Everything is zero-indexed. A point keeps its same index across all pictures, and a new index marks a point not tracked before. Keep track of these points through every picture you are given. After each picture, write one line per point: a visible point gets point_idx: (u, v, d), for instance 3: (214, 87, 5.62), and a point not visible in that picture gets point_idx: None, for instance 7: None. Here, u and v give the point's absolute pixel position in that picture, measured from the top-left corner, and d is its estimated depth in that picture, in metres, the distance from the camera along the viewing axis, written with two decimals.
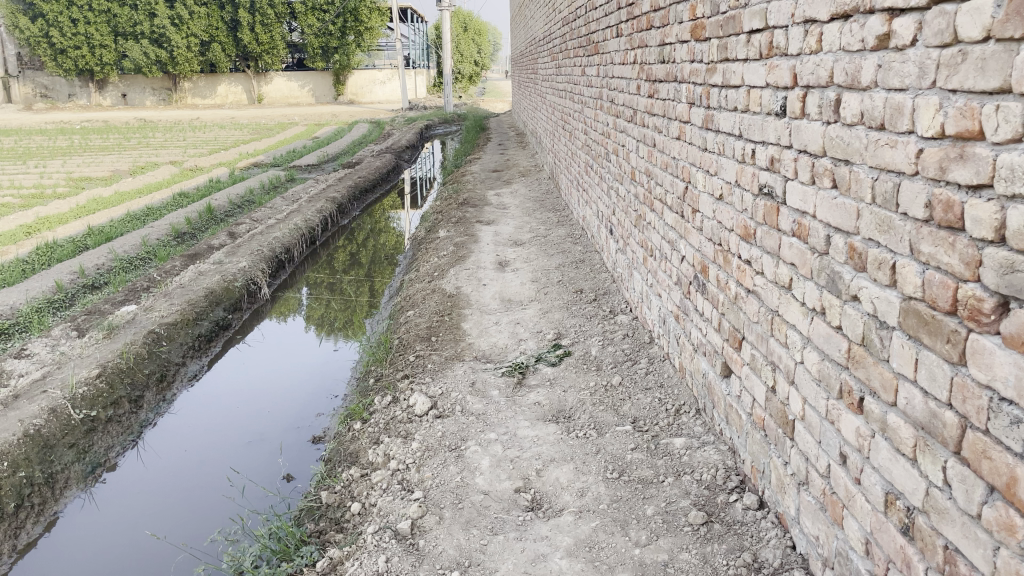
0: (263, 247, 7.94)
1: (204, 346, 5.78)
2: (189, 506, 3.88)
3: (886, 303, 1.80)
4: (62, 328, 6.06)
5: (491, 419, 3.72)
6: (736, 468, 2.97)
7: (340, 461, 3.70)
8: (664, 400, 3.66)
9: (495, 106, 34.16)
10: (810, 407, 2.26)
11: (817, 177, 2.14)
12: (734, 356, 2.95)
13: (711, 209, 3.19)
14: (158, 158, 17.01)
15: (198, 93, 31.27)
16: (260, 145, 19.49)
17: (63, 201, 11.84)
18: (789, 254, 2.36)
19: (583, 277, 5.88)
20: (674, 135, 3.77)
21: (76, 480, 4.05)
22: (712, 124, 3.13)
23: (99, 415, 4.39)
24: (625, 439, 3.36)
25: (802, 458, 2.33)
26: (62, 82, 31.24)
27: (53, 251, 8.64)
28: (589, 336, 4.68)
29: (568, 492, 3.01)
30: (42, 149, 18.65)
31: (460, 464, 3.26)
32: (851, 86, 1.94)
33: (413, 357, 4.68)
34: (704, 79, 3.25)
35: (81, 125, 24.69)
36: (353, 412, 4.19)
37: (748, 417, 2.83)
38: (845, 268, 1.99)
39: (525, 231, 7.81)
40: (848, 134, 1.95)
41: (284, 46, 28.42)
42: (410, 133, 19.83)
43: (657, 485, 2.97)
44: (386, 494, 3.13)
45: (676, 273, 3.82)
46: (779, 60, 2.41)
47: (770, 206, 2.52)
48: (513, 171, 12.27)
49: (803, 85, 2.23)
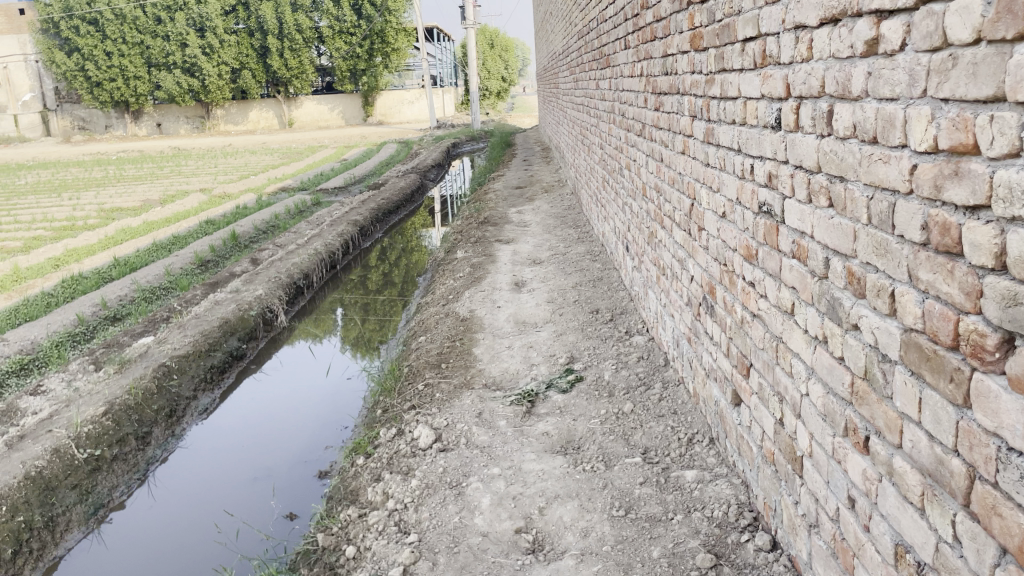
0: (282, 274, 7.91)
1: (217, 378, 5.71)
2: (188, 548, 3.78)
3: (887, 335, 1.62)
4: (80, 362, 6.05)
5: (496, 452, 3.57)
6: (749, 504, 2.78)
7: (340, 500, 3.57)
8: (677, 429, 3.48)
9: (524, 122, 34.14)
10: (816, 444, 2.07)
11: (814, 195, 1.97)
12: (743, 385, 2.77)
13: (715, 228, 3.02)
14: (189, 186, 17.24)
15: (231, 120, 31.75)
16: (289, 169, 19.68)
17: (94, 232, 12.00)
18: (789, 277, 2.19)
19: (599, 296, 5.71)
20: (679, 150, 3.60)
21: (78, 523, 3.98)
22: (713, 137, 2.97)
23: (104, 454, 4.34)
24: (634, 472, 3.19)
25: (811, 498, 2.14)
26: (100, 114, 31.95)
27: (78, 284, 8.71)
28: (602, 359, 4.51)
29: (571, 532, 2.85)
30: (78, 180, 19.02)
31: (460, 503, 3.12)
32: (843, 96, 1.77)
33: (421, 387, 4.56)
34: (704, 91, 3.08)
35: (117, 155, 25.20)
36: (358, 447, 4.08)
37: (759, 450, 2.64)
38: (845, 295, 1.82)
39: (544, 249, 7.67)
40: (842, 148, 1.78)
41: (313, 71, 28.76)
42: (436, 152, 19.84)
43: (664, 523, 2.80)
44: (381, 537, 3.02)
45: (686, 293, 3.64)
46: (772, 70, 2.24)
47: (770, 225, 2.34)
48: (537, 188, 12.15)
49: (796, 96, 2.06)
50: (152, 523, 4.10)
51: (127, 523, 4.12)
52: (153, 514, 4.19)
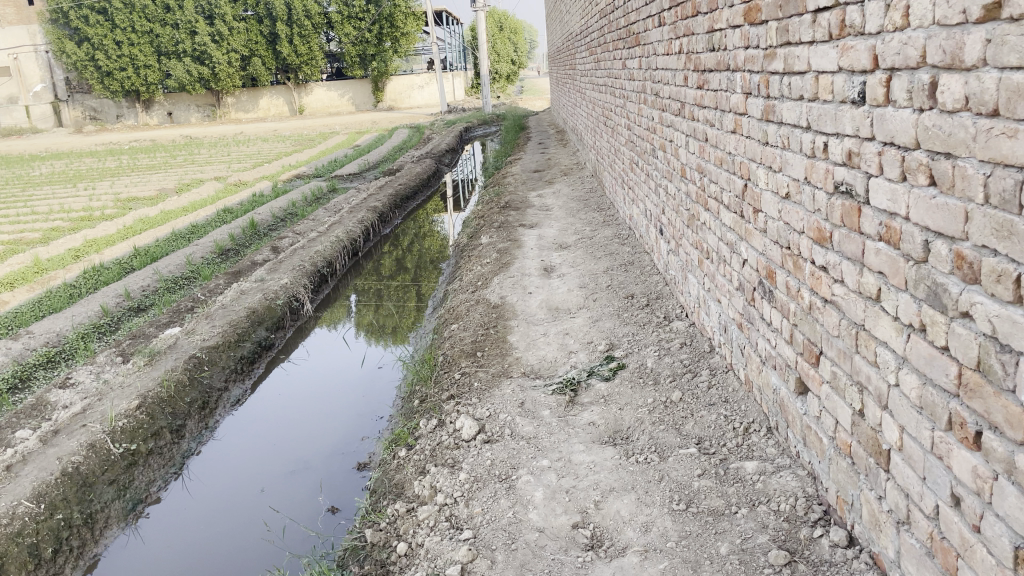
0: (305, 262, 7.81)
1: (247, 368, 5.64)
2: (229, 543, 3.70)
3: (1009, 323, 1.51)
4: (107, 355, 5.98)
5: (543, 443, 3.47)
6: (818, 497, 2.67)
7: (384, 493, 3.49)
8: (731, 417, 3.37)
9: (536, 104, 33.93)
10: (909, 437, 1.96)
11: (910, 174, 1.85)
12: (811, 373, 2.65)
13: (776, 210, 2.90)
14: (203, 174, 17.14)
15: (242, 108, 31.63)
16: (303, 156, 19.56)
17: (111, 223, 11.92)
18: (875, 261, 2.07)
19: (633, 280, 5.59)
20: (729, 129, 3.47)
21: (116, 519, 3.92)
22: (773, 114, 2.84)
23: (140, 448, 4.27)
24: (690, 464, 3.08)
25: (901, 494, 2.03)
26: (111, 104, 31.82)
27: (99, 275, 8.65)
28: (643, 346, 4.39)
29: (631, 527, 2.75)
30: (92, 171, 18.97)
31: (512, 498, 3.03)
32: (951, 66, 1.65)
33: (458, 375, 4.46)
34: (761, 67, 2.95)
35: (129, 145, 25.15)
36: (398, 438, 3.99)
37: (831, 441, 2.53)
38: (951, 280, 1.70)
39: (570, 233, 7.55)
40: (950, 123, 1.67)
41: (322, 57, 28.58)
42: (449, 137, 19.65)
43: (729, 517, 2.69)
44: (433, 534, 2.93)
45: (737, 278, 3.52)
46: (853, 41, 2.12)
47: (849, 206, 2.22)
48: (555, 170, 12.00)
49: (886, 68, 1.94)
50: (191, 516, 4.04)
51: (165, 517, 4.06)
52: (191, 508, 4.12)
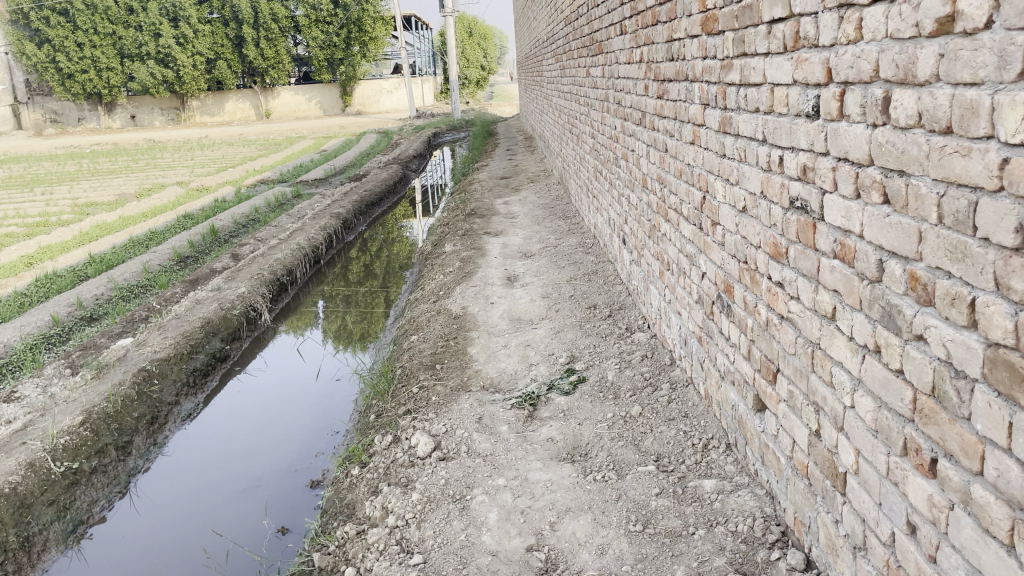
0: (264, 270, 7.65)
1: (200, 381, 5.48)
2: (172, 567, 3.56)
3: (964, 348, 1.46)
4: (55, 367, 5.78)
5: (500, 461, 3.38)
6: (776, 517, 2.61)
7: (335, 514, 3.38)
8: (690, 433, 3.31)
9: (504, 110, 33.96)
10: (865, 461, 1.91)
11: (864, 191, 1.80)
12: (769, 391, 2.60)
13: (733, 223, 2.84)
14: (165, 179, 16.82)
15: (207, 111, 31.17)
16: (268, 161, 19.30)
17: (67, 229, 11.62)
18: (830, 279, 2.01)
19: (596, 290, 5.53)
20: (687, 140, 3.41)
21: (56, 542, 3.76)
22: (730, 126, 2.79)
23: (82, 467, 4.11)
24: (648, 482, 3.01)
25: (857, 520, 1.98)
26: (72, 106, 31.10)
27: (52, 283, 8.39)
28: (604, 358, 4.33)
29: (586, 549, 2.68)
30: (51, 175, 18.51)
31: (466, 519, 2.93)
32: (904, 81, 1.60)
33: (416, 390, 4.36)
34: (718, 77, 2.89)
35: (90, 148, 24.64)
36: (352, 455, 3.88)
37: (788, 461, 2.48)
38: (905, 301, 1.65)
39: (534, 241, 7.48)
40: (903, 140, 1.62)
41: (289, 61, 28.30)
42: (417, 142, 19.51)
43: (686, 539, 2.63)
44: (383, 558, 2.83)
45: (697, 291, 3.46)
46: (808, 53, 2.06)
47: (804, 222, 2.17)
48: (522, 177, 11.95)
49: (840, 82, 1.88)
50: (136, 537, 3.89)
51: (109, 538, 3.91)
52: (137, 527, 3.98)
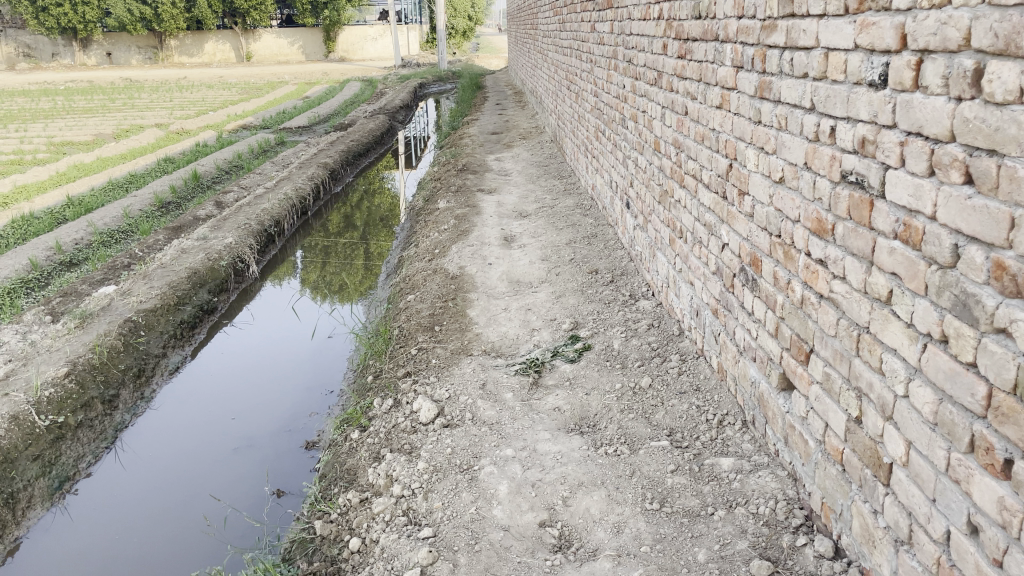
0: (251, 220, 7.42)
1: (188, 334, 5.32)
2: (163, 529, 3.43)
3: None
4: (35, 314, 5.57)
5: (506, 430, 3.28)
6: (799, 500, 2.54)
7: (335, 480, 3.27)
8: (703, 408, 3.22)
9: (489, 63, 33.54)
10: (918, 453, 1.81)
11: (940, 169, 1.68)
12: (799, 371, 2.50)
13: (766, 194, 2.72)
14: (143, 120, 16.30)
15: (185, 52, 30.23)
16: (250, 105, 18.81)
17: (43, 168, 11.24)
18: (889, 261, 1.90)
19: (597, 254, 5.41)
20: (714, 104, 3.27)
21: (41, 499, 3.63)
22: (769, 92, 2.65)
23: (68, 421, 3.96)
24: (663, 458, 2.92)
25: (902, 513, 1.90)
26: (45, 40, 29.86)
27: (29, 225, 8.10)
28: (609, 326, 4.21)
29: (602, 527, 2.59)
30: (24, 111, 17.88)
31: (475, 491, 2.84)
32: (1002, 53, 1.47)
33: (415, 351, 4.24)
34: (757, 39, 2.74)
35: (64, 85, 23.80)
36: (350, 418, 3.77)
37: (818, 445, 2.39)
38: (986, 291, 1.54)
39: (530, 201, 7.33)
40: (997, 116, 1.49)
41: (272, 2, 27.58)
42: (404, 92, 19.10)
43: (706, 520, 2.55)
44: (390, 530, 2.73)
45: (716, 262, 3.34)
46: (875, 17, 1.92)
47: (858, 198, 2.04)
48: (514, 133, 11.74)
49: (917, 50, 1.75)
50: (123, 495, 3.76)
51: (95, 496, 3.78)
52: (124, 485, 3.85)
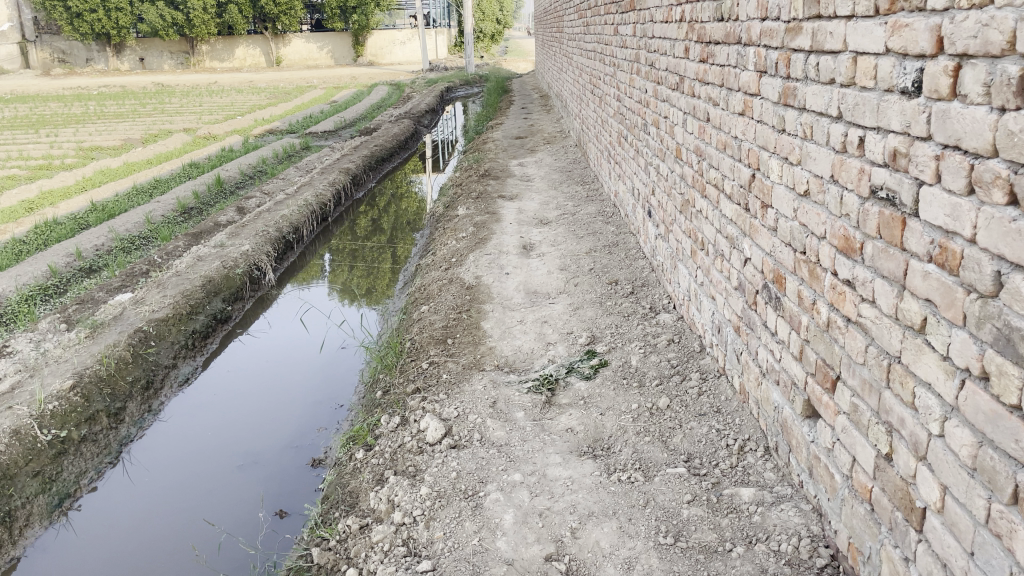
0: (269, 227, 7.34)
1: (200, 344, 5.24)
2: (158, 549, 3.33)
3: None
4: (49, 322, 5.52)
5: (516, 453, 3.13)
6: (824, 538, 2.36)
7: (336, 503, 3.17)
8: (723, 432, 3.05)
9: (517, 66, 33.50)
10: (954, 499, 1.64)
11: (981, 187, 1.50)
12: (825, 400, 2.32)
13: (790, 207, 2.54)
14: (171, 125, 16.37)
15: (216, 57, 30.43)
16: (277, 110, 18.83)
17: (70, 173, 11.28)
18: (922, 286, 1.73)
19: (617, 264, 5.24)
20: (736, 110, 3.10)
21: (40, 517, 3.55)
22: (793, 98, 2.48)
23: (71, 435, 3.89)
24: (679, 487, 2.75)
25: (936, 563, 1.72)
26: (80, 46, 30.23)
27: (52, 230, 8.10)
28: (627, 340, 4.04)
29: (612, 563, 2.43)
30: (57, 116, 18.02)
31: (479, 520, 2.70)
32: None
33: (426, 366, 4.10)
34: (781, 41, 2.57)
35: (97, 90, 23.99)
36: (356, 436, 3.65)
37: (845, 479, 2.21)
38: None
39: (551, 208, 7.17)
40: None
41: (302, 7, 27.71)
42: (430, 96, 19.02)
43: (723, 557, 2.38)
44: (388, 561, 2.61)
45: (738, 276, 3.16)
46: (908, 18, 1.75)
47: (889, 216, 1.87)
48: (538, 138, 11.60)
49: (954, 55, 1.58)
50: (126, 510, 3.68)
51: (97, 510, 3.70)
52: (127, 500, 3.77)
